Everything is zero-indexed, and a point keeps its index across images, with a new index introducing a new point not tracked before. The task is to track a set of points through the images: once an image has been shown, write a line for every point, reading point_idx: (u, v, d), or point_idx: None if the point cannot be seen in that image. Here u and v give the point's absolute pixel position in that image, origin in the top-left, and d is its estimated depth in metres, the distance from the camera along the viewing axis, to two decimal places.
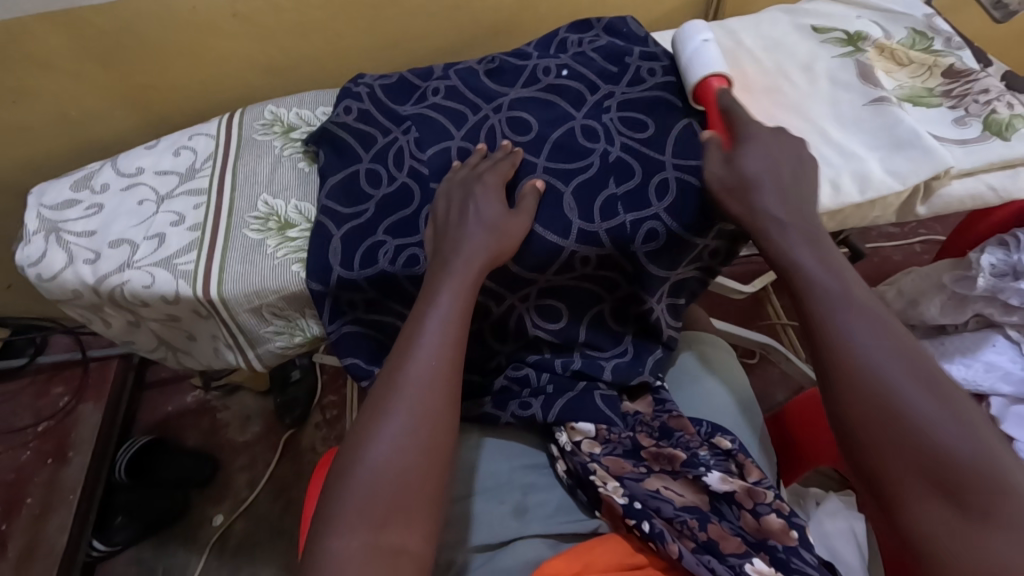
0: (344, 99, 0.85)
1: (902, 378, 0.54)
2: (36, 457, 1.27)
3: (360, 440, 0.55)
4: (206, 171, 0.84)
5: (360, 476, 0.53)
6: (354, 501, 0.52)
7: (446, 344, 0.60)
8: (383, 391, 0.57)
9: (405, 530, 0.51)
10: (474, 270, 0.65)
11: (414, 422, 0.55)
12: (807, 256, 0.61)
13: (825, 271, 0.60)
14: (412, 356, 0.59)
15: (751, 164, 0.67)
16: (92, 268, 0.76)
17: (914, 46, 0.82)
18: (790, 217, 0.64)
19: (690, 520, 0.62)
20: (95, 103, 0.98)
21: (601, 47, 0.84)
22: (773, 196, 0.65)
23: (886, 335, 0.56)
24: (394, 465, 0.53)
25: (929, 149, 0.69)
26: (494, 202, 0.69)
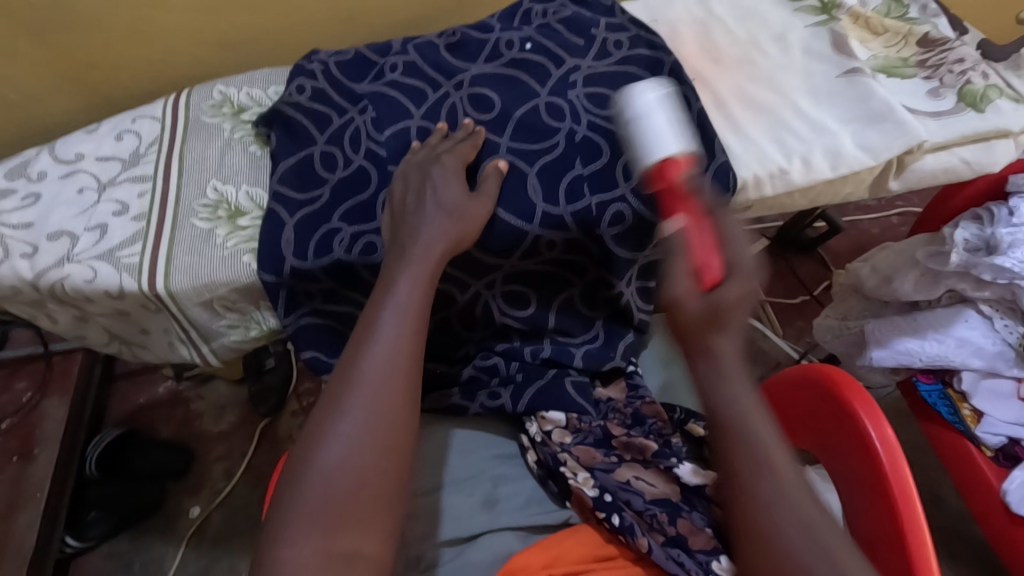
0: (297, 77, 0.80)
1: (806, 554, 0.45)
2: (1, 453, 1.22)
3: (313, 441, 0.52)
4: (151, 156, 0.79)
5: (314, 480, 0.50)
6: (307, 505, 0.49)
7: (402, 337, 0.57)
8: (338, 389, 0.55)
9: (361, 533, 0.49)
10: (434, 257, 0.62)
11: (368, 422, 0.53)
12: (747, 440, 0.49)
13: (768, 469, 0.48)
14: (367, 352, 0.56)
15: (727, 295, 0.50)
16: (30, 263, 0.72)
17: (889, 14, 0.78)
18: (749, 402, 0.49)
19: (660, 514, 0.61)
20: (35, 83, 0.92)
21: (566, 18, 0.79)
22: (728, 383, 0.50)
23: (792, 501, 0.47)
24: (348, 466, 0.51)
25: (903, 123, 0.66)
26: (454, 183, 0.66)
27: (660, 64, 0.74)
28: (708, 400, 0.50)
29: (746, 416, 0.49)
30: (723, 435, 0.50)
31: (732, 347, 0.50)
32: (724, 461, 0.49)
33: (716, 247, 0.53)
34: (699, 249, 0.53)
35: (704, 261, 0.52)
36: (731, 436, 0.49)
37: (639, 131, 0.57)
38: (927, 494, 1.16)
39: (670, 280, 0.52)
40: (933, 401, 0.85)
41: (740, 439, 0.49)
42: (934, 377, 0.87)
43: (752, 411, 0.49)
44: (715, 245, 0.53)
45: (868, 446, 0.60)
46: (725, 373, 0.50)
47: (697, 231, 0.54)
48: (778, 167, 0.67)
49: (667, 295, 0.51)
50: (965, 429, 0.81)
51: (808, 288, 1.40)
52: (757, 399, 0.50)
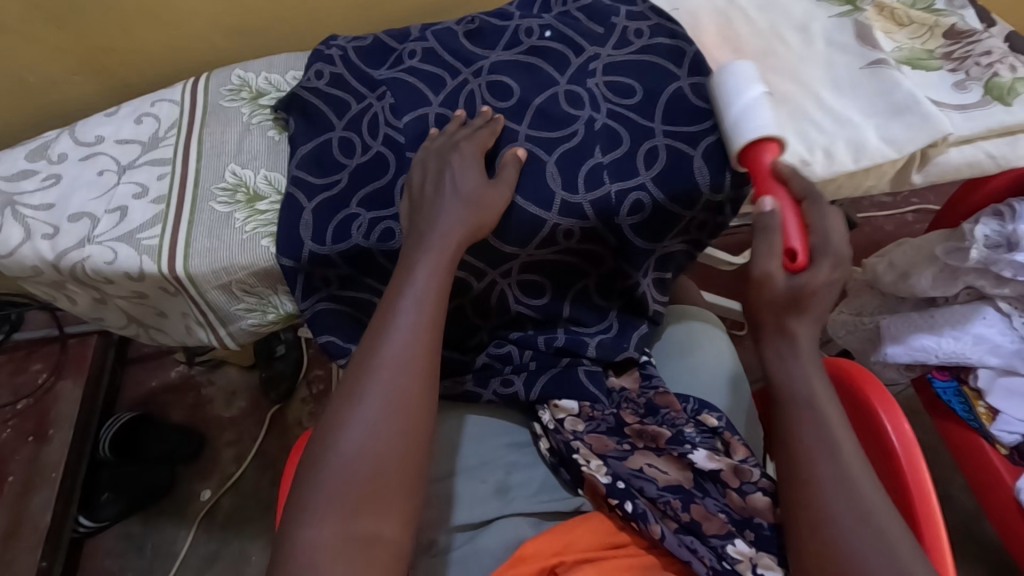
0: (315, 62, 0.80)
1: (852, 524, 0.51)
2: (17, 434, 1.25)
3: (333, 424, 0.53)
4: (171, 140, 0.79)
5: (334, 465, 0.51)
6: (327, 488, 0.50)
7: (421, 324, 0.57)
8: (357, 374, 0.55)
9: (379, 516, 0.50)
10: (452, 245, 0.62)
11: (387, 408, 0.53)
12: (813, 419, 0.55)
13: (829, 446, 0.54)
14: (387, 338, 0.56)
15: (811, 277, 0.56)
16: (51, 244, 0.72)
17: (915, 5, 0.77)
18: (815, 388, 0.56)
19: (673, 500, 0.61)
20: (53, 67, 0.92)
21: (586, 6, 0.79)
22: (796, 359, 0.57)
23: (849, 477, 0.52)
24: (367, 450, 0.51)
25: (927, 115, 0.65)
26: (472, 170, 0.66)
27: (681, 53, 0.73)
28: (782, 379, 0.57)
29: (807, 402, 0.56)
30: (791, 414, 0.56)
31: (807, 333, 0.57)
32: (788, 433, 0.56)
33: (806, 231, 0.59)
34: (788, 231, 0.59)
35: (794, 244, 0.58)
36: (796, 414, 0.56)
37: (730, 122, 0.64)
38: (938, 493, 1.15)
39: (761, 257, 0.58)
40: (948, 399, 0.85)
41: (806, 416, 0.55)
42: (950, 374, 0.86)
43: (821, 397, 0.56)
44: (802, 230, 0.59)
45: (888, 448, 0.60)
46: (794, 351, 0.57)
47: (788, 213, 0.60)
48: (800, 159, 0.66)
49: (757, 270, 0.58)
50: (979, 427, 0.81)
51: None
52: (820, 381, 0.57)
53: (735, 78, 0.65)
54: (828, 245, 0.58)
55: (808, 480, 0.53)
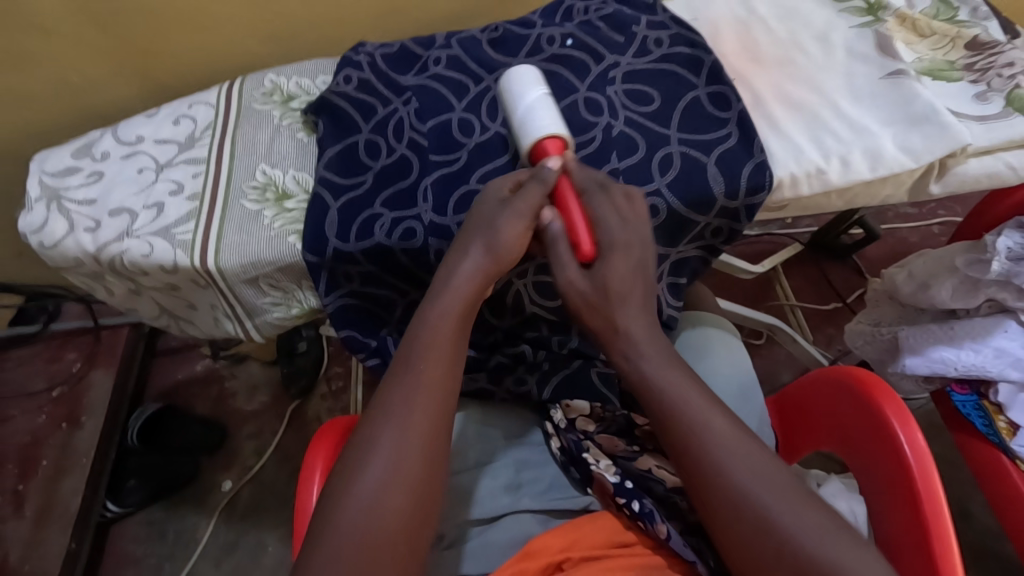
0: (344, 68, 0.83)
1: (766, 499, 0.51)
2: (51, 420, 1.30)
3: (345, 482, 0.52)
4: (206, 140, 0.83)
5: (349, 516, 0.50)
6: (334, 550, 0.49)
7: (434, 380, 0.56)
8: (371, 430, 0.54)
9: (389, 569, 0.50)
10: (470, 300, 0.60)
11: (396, 466, 0.53)
12: (676, 408, 0.56)
13: (701, 425, 0.55)
14: (400, 392, 0.56)
15: (608, 268, 0.60)
16: (92, 236, 0.76)
17: (937, 17, 0.77)
18: (671, 377, 0.57)
19: (681, 501, 0.62)
20: (97, 70, 0.97)
21: (607, 15, 0.80)
22: (646, 358, 0.59)
23: (732, 450, 0.53)
24: (378, 510, 0.51)
25: (945, 125, 0.65)
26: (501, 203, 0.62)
27: (700, 62, 0.75)
28: (642, 379, 0.58)
29: (689, 413, 0.55)
30: (658, 402, 0.57)
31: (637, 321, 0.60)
32: (660, 420, 0.57)
33: (591, 225, 0.61)
34: (575, 231, 0.61)
35: (580, 240, 0.61)
36: (662, 401, 0.57)
37: (518, 123, 0.68)
38: (958, 510, 1.13)
39: (556, 267, 0.61)
40: (968, 413, 0.84)
41: (673, 405, 0.56)
42: (969, 388, 0.85)
43: (696, 406, 0.56)
44: (590, 226, 0.61)
45: (902, 463, 0.59)
46: (634, 341, 0.59)
47: (573, 213, 0.62)
48: (815, 167, 0.67)
49: (559, 280, 0.61)
50: (999, 441, 0.79)
51: (842, 295, 1.38)
52: (667, 365, 0.58)
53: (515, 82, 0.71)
54: (631, 237, 0.61)
55: (709, 477, 0.53)
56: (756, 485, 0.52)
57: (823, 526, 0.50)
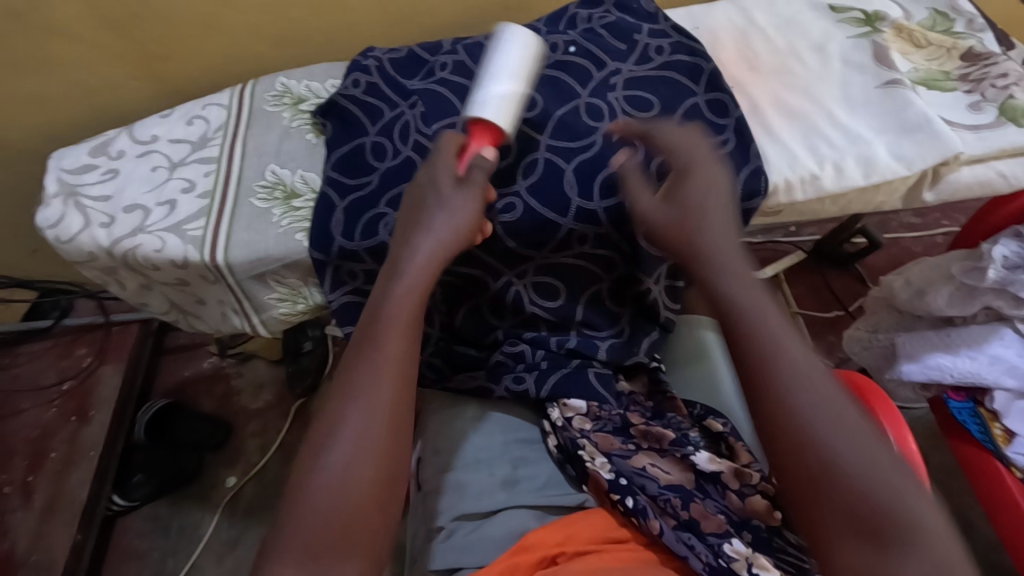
0: (353, 72, 0.85)
1: (827, 429, 0.51)
2: (61, 414, 1.33)
3: (310, 456, 0.53)
4: (217, 140, 0.85)
5: (313, 501, 0.51)
6: (302, 525, 0.50)
7: (394, 356, 0.57)
8: (334, 404, 0.55)
9: (352, 552, 0.50)
10: (429, 271, 0.61)
11: (358, 442, 0.53)
12: (754, 324, 0.55)
13: (776, 346, 0.54)
14: (361, 365, 0.56)
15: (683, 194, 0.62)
16: (106, 232, 0.79)
17: (933, 28, 0.79)
18: (750, 297, 0.56)
19: (674, 499, 0.62)
20: (114, 73, 1.00)
21: (609, 23, 0.82)
22: (731, 277, 0.57)
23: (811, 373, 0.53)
24: (344, 485, 0.51)
25: (939, 134, 0.67)
26: (448, 184, 0.64)
27: (699, 70, 0.76)
28: (721, 295, 0.57)
29: (768, 331, 0.54)
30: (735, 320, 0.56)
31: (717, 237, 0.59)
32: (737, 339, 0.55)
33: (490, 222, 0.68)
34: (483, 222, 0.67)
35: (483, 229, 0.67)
36: (740, 318, 0.56)
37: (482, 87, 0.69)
38: (958, 519, 1.13)
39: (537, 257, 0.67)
40: (964, 419, 0.84)
41: (751, 322, 0.55)
42: (965, 395, 0.85)
43: (775, 323, 0.55)
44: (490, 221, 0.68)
45: None
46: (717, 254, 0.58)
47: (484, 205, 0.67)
48: (810, 173, 0.68)
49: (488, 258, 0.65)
50: (994, 449, 0.80)
51: (843, 303, 1.39)
52: (751, 286, 0.57)
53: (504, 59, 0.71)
54: (723, 183, 0.62)
55: (777, 404, 0.52)
56: (830, 414, 0.51)
57: (894, 465, 0.49)
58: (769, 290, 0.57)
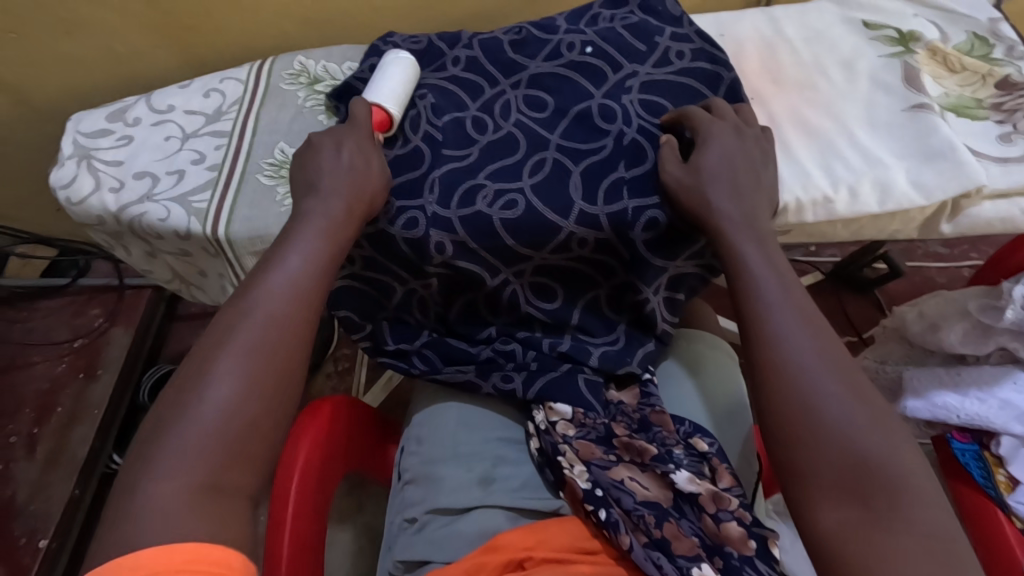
0: (371, 57, 0.84)
1: (823, 382, 0.51)
2: (70, 369, 1.37)
3: (201, 368, 0.52)
4: (231, 115, 0.86)
5: (194, 419, 0.49)
6: (184, 441, 0.48)
7: (297, 284, 0.58)
8: (225, 327, 0.54)
9: (239, 475, 0.48)
10: (329, 219, 0.64)
11: (248, 365, 0.52)
12: (754, 288, 0.57)
13: (775, 304, 0.55)
14: (255, 293, 0.57)
15: (704, 156, 0.64)
16: (115, 197, 0.80)
17: (971, 52, 0.75)
18: (759, 263, 0.58)
19: (647, 515, 0.61)
20: (141, 40, 1.01)
21: (631, 24, 0.80)
22: (752, 248, 0.59)
23: (811, 331, 0.54)
24: (232, 400, 0.50)
25: (962, 164, 0.64)
26: (355, 158, 0.69)
27: (719, 79, 0.75)
28: (734, 261, 0.59)
29: (767, 289, 0.56)
30: (744, 282, 0.58)
31: (730, 205, 0.62)
32: (741, 299, 0.57)
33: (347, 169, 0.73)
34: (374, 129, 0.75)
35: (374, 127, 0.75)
36: (744, 283, 0.58)
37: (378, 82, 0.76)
38: None
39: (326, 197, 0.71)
40: (966, 461, 0.81)
41: (753, 289, 0.57)
42: (970, 437, 0.83)
43: (779, 285, 0.56)
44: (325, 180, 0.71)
45: None
46: (729, 220, 0.61)
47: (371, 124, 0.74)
48: (822, 195, 0.66)
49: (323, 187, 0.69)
50: (996, 495, 0.77)
51: (858, 330, 1.35)
52: (765, 257, 0.59)
53: (389, 67, 0.78)
54: (744, 159, 0.65)
55: (771, 356, 0.53)
56: (822, 369, 0.51)
57: (883, 426, 0.49)
58: (774, 259, 0.59)
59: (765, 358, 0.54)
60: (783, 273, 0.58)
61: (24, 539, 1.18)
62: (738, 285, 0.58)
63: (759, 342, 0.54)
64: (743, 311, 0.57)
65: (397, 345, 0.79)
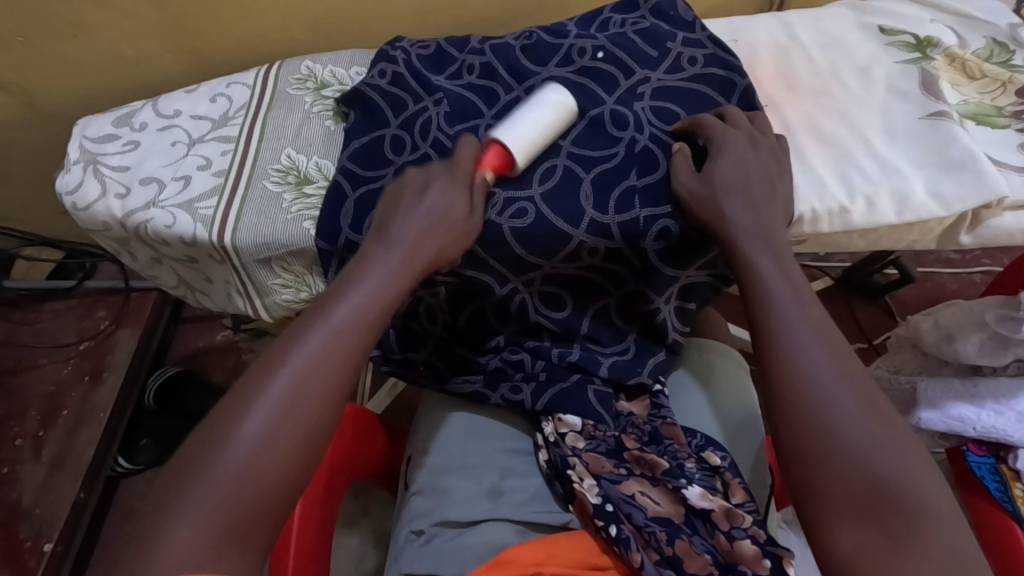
0: (379, 61, 0.83)
1: (839, 398, 0.50)
2: (76, 372, 1.36)
3: (241, 402, 0.51)
4: (238, 120, 0.85)
5: (229, 452, 0.49)
6: (214, 481, 0.48)
7: (354, 324, 0.56)
8: (273, 361, 0.53)
9: (257, 510, 0.48)
10: (411, 261, 0.61)
11: (286, 409, 0.51)
12: (768, 300, 0.56)
13: (790, 318, 0.54)
14: (312, 330, 0.55)
15: (717, 166, 0.63)
16: (121, 203, 0.79)
17: (990, 59, 0.73)
18: (773, 275, 0.57)
19: (659, 531, 0.60)
20: (148, 43, 1.01)
21: (643, 29, 0.79)
22: (766, 260, 0.58)
23: (827, 345, 0.53)
24: (267, 444, 0.49)
25: (983, 174, 0.62)
26: (439, 195, 0.64)
27: (732, 86, 0.74)
28: (747, 272, 0.58)
29: (782, 302, 0.55)
30: (758, 294, 0.56)
31: (742, 214, 0.61)
32: (754, 311, 0.56)
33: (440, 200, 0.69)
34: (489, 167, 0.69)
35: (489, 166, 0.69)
36: (757, 296, 0.56)
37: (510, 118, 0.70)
38: None
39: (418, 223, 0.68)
40: (982, 475, 0.79)
41: (767, 301, 0.56)
42: (986, 450, 0.81)
43: (794, 298, 0.55)
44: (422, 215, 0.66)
45: None
46: (743, 231, 0.60)
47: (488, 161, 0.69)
48: (838, 205, 0.65)
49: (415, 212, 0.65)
50: (1013, 510, 0.75)
51: (868, 336, 1.33)
52: (779, 268, 0.57)
53: (541, 104, 0.70)
54: (757, 169, 0.64)
55: (785, 371, 0.52)
56: (839, 387, 0.50)
57: (899, 444, 0.48)
58: (788, 271, 0.58)
59: (780, 373, 0.52)
60: (798, 286, 0.57)
61: (30, 543, 1.18)
62: (751, 297, 0.57)
63: (774, 358, 0.53)
64: (757, 323, 0.55)
65: (405, 353, 0.80)
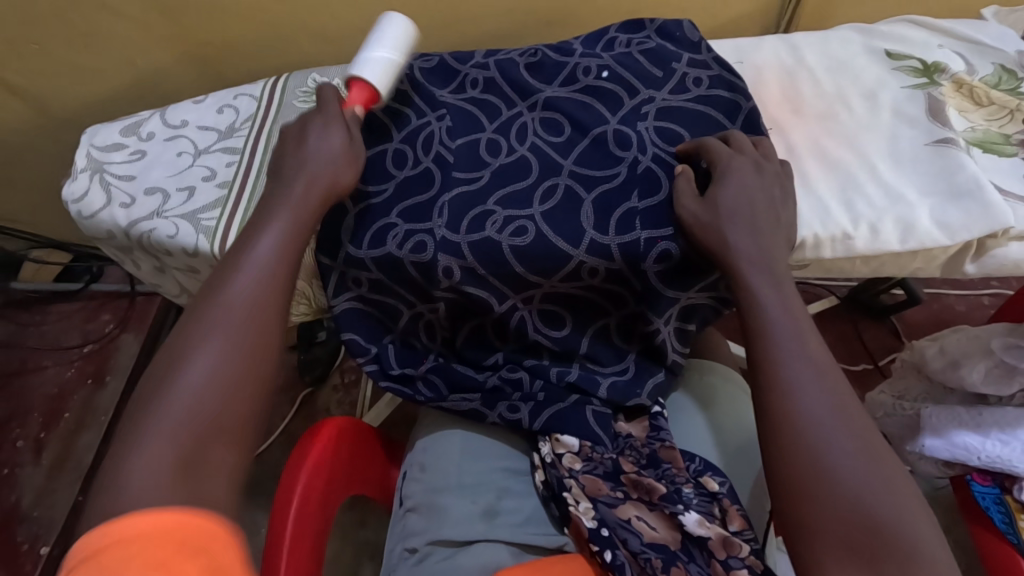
0: None
1: (836, 438, 0.49)
2: (78, 375, 1.37)
3: (178, 352, 0.52)
4: (244, 131, 0.86)
5: (173, 398, 0.49)
6: (167, 424, 0.48)
7: (275, 263, 0.58)
8: (199, 310, 0.54)
9: (215, 450, 0.48)
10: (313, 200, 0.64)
11: (224, 348, 0.52)
12: (768, 333, 0.55)
13: (789, 353, 0.53)
14: (232, 277, 0.56)
15: (722, 191, 0.63)
16: (126, 212, 0.80)
17: (998, 86, 0.73)
18: (776, 308, 0.56)
19: (655, 558, 0.60)
20: (159, 53, 1.02)
21: (648, 49, 0.79)
22: (770, 292, 0.57)
23: (827, 383, 0.52)
24: (209, 382, 0.50)
25: (989, 204, 0.62)
26: (324, 131, 0.67)
27: (737, 108, 0.74)
28: (749, 304, 0.57)
29: (782, 333, 0.55)
30: (761, 326, 0.56)
31: (745, 242, 0.60)
32: (754, 343, 0.55)
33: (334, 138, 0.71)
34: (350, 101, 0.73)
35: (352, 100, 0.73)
36: (758, 328, 0.56)
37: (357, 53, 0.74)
38: None
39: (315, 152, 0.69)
40: (987, 505, 0.78)
41: (767, 334, 0.55)
42: (991, 479, 0.79)
43: (793, 332, 0.55)
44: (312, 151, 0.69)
45: None
46: (748, 261, 0.59)
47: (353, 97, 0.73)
48: (841, 231, 0.64)
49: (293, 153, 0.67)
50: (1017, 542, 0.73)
51: (873, 357, 1.32)
52: (781, 300, 0.57)
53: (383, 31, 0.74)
54: (761, 194, 0.63)
55: (783, 408, 0.51)
56: (837, 424, 0.50)
57: (894, 490, 0.47)
58: (789, 303, 0.57)
59: (779, 409, 0.52)
60: (801, 321, 0.56)
61: (27, 546, 1.18)
62: (752, 329, 0.56)
63: (771, 394, 0.52)
64: (755, 356, 0.55)
65: (403, 369, 0.76)
